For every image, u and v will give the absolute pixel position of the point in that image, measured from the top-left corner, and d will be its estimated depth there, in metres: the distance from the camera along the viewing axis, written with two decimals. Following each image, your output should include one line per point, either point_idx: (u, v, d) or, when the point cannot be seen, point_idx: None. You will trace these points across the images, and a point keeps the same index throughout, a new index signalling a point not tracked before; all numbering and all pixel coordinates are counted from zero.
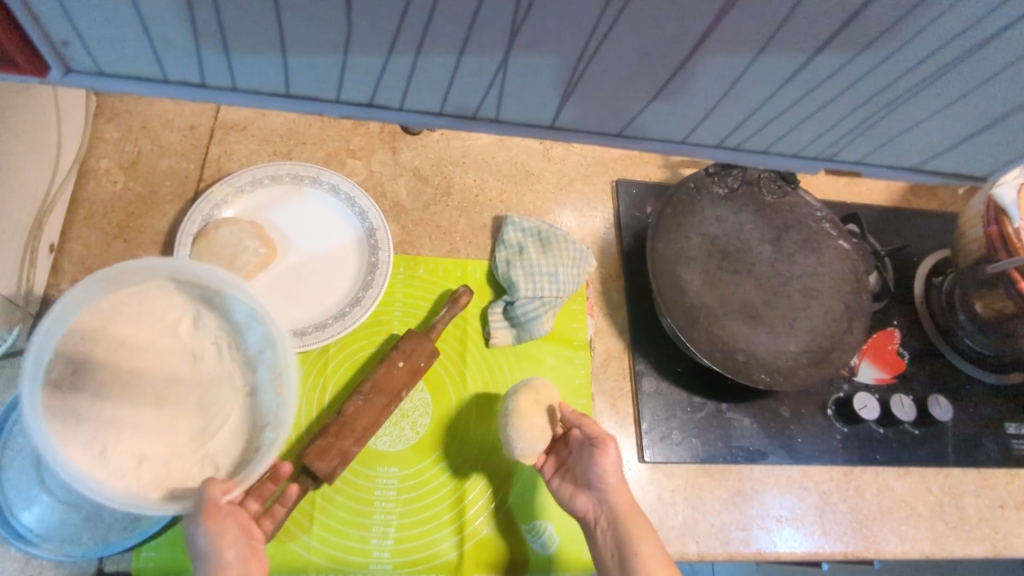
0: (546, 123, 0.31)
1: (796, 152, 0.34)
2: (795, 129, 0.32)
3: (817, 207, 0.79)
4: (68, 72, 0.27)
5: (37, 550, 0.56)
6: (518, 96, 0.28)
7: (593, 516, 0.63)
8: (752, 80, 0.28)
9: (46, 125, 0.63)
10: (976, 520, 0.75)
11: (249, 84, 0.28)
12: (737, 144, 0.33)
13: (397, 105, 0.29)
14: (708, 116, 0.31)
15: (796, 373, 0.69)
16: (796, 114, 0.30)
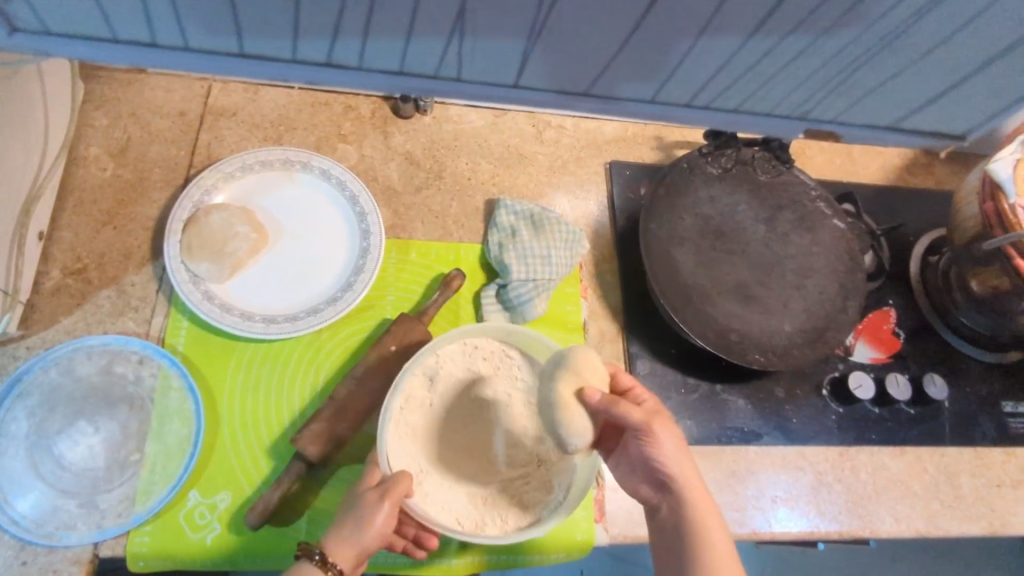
0: (508, 81, 0.37)
1: (774, 112, 0.42)
2: (771, 87, 0.39)
3: (811, 187, 0.78)
4: (14, 30, 0.33)
5: (30, 538, 0.56)
6: (468, 54, 0.34)
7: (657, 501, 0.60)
8: (706, 52, 0.36)
9: (32, 111, 0.62)
10: (972, 498, 0.75)
11: (203, 44, 0.34)
12: (713, 104, 0.41)
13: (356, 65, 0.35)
14: (676, 78, 0.38)
15: (790, 352, 0.69)
16: (767, 71, 0.38)
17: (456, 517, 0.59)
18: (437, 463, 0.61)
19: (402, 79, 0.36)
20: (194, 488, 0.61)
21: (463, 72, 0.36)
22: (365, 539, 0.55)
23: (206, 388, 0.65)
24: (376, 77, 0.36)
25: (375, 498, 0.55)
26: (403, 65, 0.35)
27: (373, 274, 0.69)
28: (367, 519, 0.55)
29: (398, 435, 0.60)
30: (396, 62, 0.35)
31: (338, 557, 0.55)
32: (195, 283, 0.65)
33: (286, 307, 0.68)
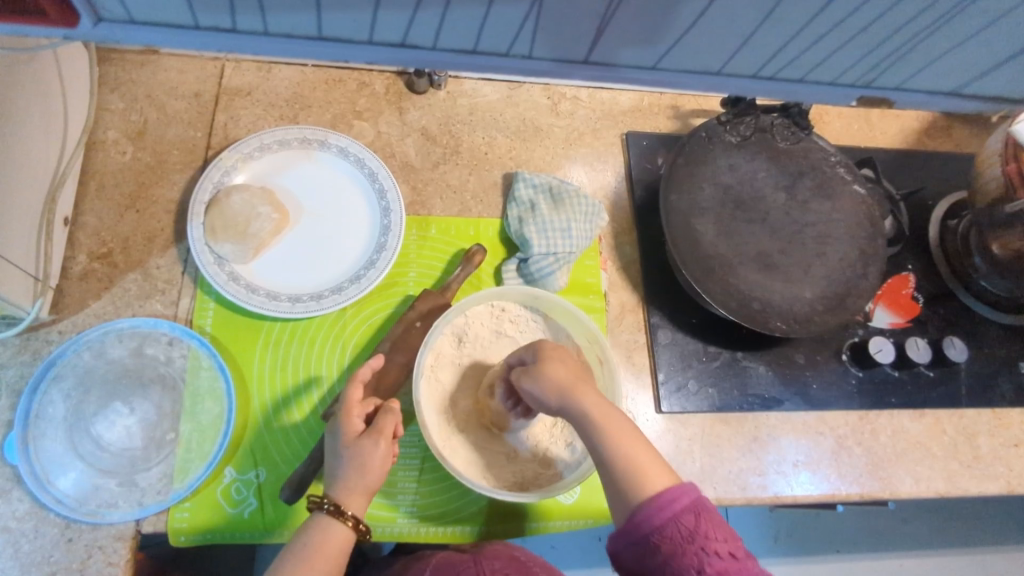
0: (580, 59, 0.34)
1: (835, 80, 0.38)
2: (839, 52, 0.35)
3: (831, 152, 0.78)
4: (99, 22, 0.31)
5: (75, 515, 0.58)
6: (552, 31, 0.32)
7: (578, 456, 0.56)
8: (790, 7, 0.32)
9: (51, 97, 0.62)
10: (991, 458, 0.76)
11: (281, 29, 0.31)
12: (773, 74, 0.37)
13: (429, 45, 0.32)
14: (746, 44, 0.35)
15: (811, 319, 0.69)
16: (840, 36, 0.34)
17: (478, 473, 0.62)
18: (462, 423, 0.64)
19: (475, 58, 0.33)
20: (228, 465, 0.62)
21: (534, 50, 0.33)
22: (367, 480, 0.57)
23: (235, 367, 0.66)
24: (442, 56, 0.33)
25: (369, 443, 0.57)
26: (478, 43, 0.33)
27: (394, 251, 0.69)
28: (366, 463, 0.56)
29: (429, 389, 0.64)
30: (471, 40, 0.32)
31: (352, 506, 0.56)
32: (219, 264, 0.65)
33: (310, 286, 0.68)
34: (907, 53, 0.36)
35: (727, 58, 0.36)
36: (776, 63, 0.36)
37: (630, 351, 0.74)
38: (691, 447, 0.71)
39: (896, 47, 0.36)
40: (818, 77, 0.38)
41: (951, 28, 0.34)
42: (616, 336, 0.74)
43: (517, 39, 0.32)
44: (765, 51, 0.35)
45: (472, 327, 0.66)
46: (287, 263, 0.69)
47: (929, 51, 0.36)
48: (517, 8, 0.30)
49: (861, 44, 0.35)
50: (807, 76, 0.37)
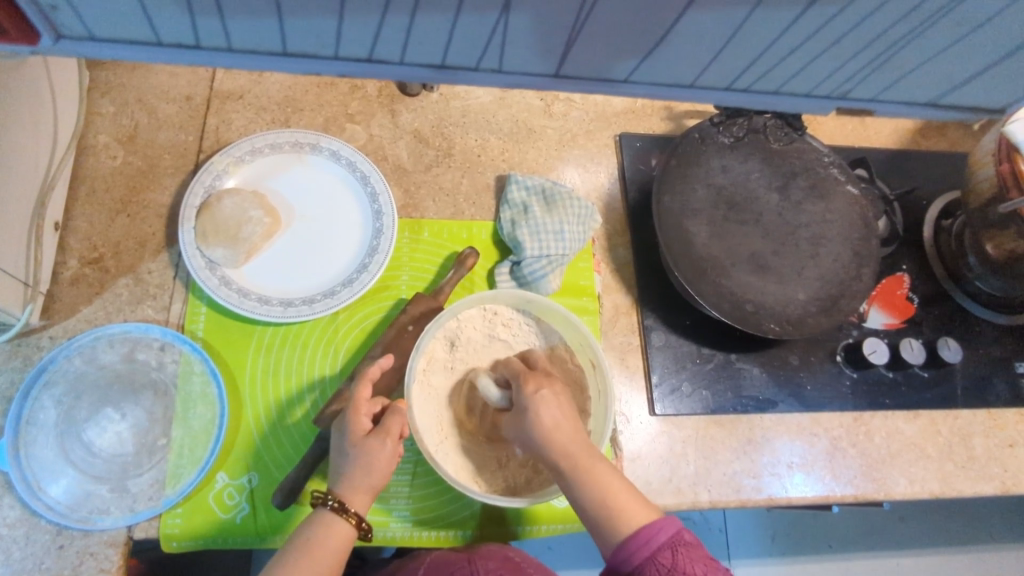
0: (550, 72, 0.33)
1: (809, 92, 0.37)
2: (809, 66, 0.34)
3: (823, 153, 0.77)
4: (59, 38, 0.29)
5: (66, 522, 0.58)
6: (518, 44, 0.30)
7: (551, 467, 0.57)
8: (752, 29, 0.31)
9: (40, 102, 0.62)
10: (985, 459, 0.75)
11: (247, 45, 0.30)
12: (746, 87, 0.36)
13: (397, 60, 0.31)
14: (716, 59, 0.33)
15: (805, 321, 0.69)
16: (812, 49, 0.33)
17: (472, 477, 0.62)
18: (456, 427, 0.64)
19: (445, 73, 0.32)
20: (221, 470, 0.62)
21: (506, 63, 0.32)
22: (372, 480, 0.57)
23: (228, 372, 0.66)
24: (416, 69, 0.32)
25: (377, 443, 0.57)
26: (445, 58, 0.32)
27: (386, 255, 0.69)
28: (374, 463, 0.57)
29: (423, 393, 0.63)
30: (438, 55, 0.31)
31: (355, 503, 0.57)
32: (211, 269, 0.65)
33: (303, 290, 0.68)
34: (881, 65, 0.34)
35: (700, 73, 0.34)
36: (752, 73, 0.35)
37: (624, 353, 0.74)
38: (685, 449, 0.71)
39: (873, 57, 0.34)
40: (793, 89, 0.37)
41: (927, 40, 0.32)
42: (610, 339, 0.74)
43: (487, 52, 0.31)
44: (739, 63, 0.34)
45: (464, 331, 0.66)
46: (279, 269, 0.68)
47: (909, 59, 0.34)
48: (487, 15, 0.28)
49: (837, 54, 0.33)
50: (783, 87, 0.36)
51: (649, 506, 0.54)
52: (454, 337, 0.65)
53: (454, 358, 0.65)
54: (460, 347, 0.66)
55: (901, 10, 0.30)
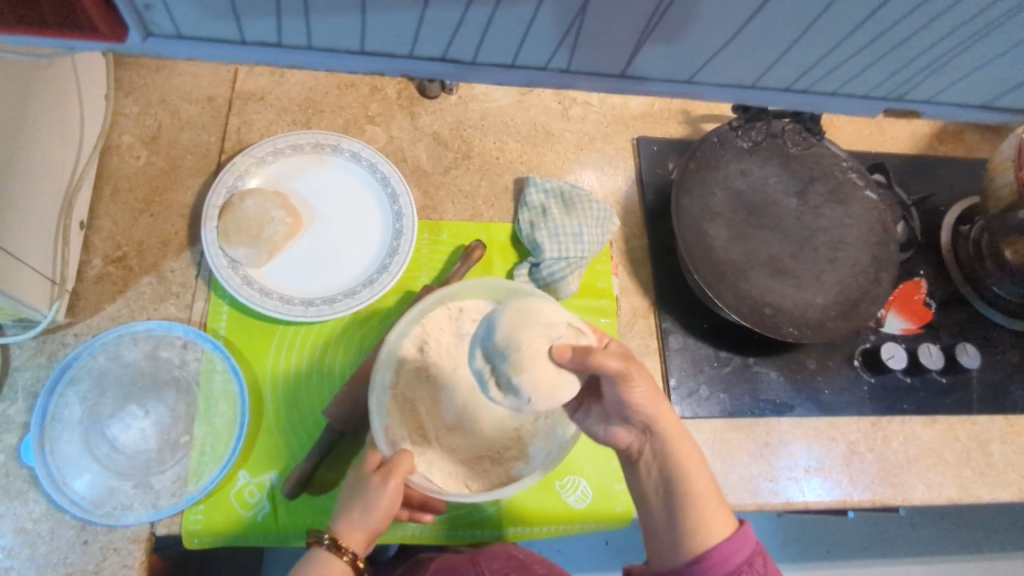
0: (617, 72, 0.35)
1: (866, 94, 0.39)
2: (858, 77, 0.37)
3: (843, 157, 0.78)
4: (147, 36, 0.30)
5: (90, 518, 0.58)
6: (592, 45, 0.33)
7: (639, 448, 0.59)
8: (828, 21, 0.32)
9: (68, 102, 0.63)
10: (1003, 466, 0.75)
11: (324, 43, 0.31)
12: (804, 88, 0.38)
13: (470, 59, 0.33)
14: (775, 64, 0.35)
15: (824, 325, 0.69)
16: (870, 56, 0.35)
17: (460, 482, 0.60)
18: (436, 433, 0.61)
19: (513, 71, 0.34)
20: (242, 467, 0.63)
21: (571, 63, 0.34)
22: (372, 524, 0.55)
23: (250, 371, 0.66)
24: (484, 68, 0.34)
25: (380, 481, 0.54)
26: (517, 57, 0.33)
27: (406, 255, 0.70)
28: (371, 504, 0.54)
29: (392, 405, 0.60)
30: (510, 55, 0.33)
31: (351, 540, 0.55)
32: (234, 268, 0.66)
33: (324, 290, 0.68)
34: (940, 67, 0.36)
35: (763, 72, 0.36)
36: (806, 79, 0.37)
37: (641, 356, 0.74)
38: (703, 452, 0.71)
39: (926, 63, 0.36)
40: (849, 91, 0.38)
41: (987, 43, 0.34)
42: (627, 341, 0.74)
43: (557, 52, 0.33)
44: (795, 67, 0.36)
45: (433, 333, 0.63)
46: (298, 270, 0.69)
47: (963, 65, 0.36)
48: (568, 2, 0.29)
49: (891, 62, 0.35)
50: (840, 89, 0.38)
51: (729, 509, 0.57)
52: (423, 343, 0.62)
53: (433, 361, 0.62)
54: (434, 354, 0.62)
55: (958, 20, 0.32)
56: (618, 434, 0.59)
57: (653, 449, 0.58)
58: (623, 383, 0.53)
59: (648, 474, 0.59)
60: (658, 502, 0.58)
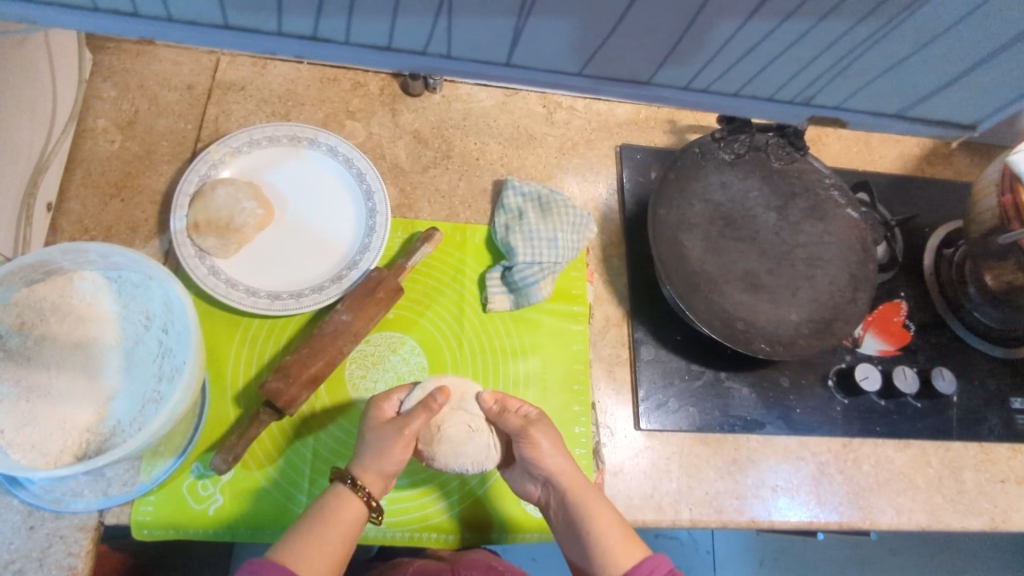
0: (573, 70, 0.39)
1: (773, 94, 0.44)
2: (759, 64, 0.40)
3: (825, 174, 0.77)
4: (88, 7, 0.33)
5: (37, 503, 0.57)
6: (527, 45, 0.36)
7: (547, 501, 0.62)
8: (751, 41, 0.38)
9: (39, 81, 0.62)
10: (975, 493, 0.74)
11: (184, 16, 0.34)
12: (704, 84, 0.41)
13: (419, 49, 0.36)
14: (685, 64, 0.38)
15: (796, 342, 0.68)
16: (767, 56, 0.39)
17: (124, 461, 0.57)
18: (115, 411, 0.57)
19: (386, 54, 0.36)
20: (195, 460, 0.61)
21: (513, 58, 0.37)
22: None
23: (212, 361, 0.65)
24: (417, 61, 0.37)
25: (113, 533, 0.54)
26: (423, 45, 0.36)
27: (377, 253, 0.69)
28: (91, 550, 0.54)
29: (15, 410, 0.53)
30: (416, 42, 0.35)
31: (367, 481, 0.57)
32: (201, 258, 0.65)
33: (291, 285, 0.67)
34: (845, 67, 0.42)
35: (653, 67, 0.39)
36: (715, 69, 0.40)
37: (611, 366, 0.73)
38: (669, 466, 0.69)
39: (833, 62, 0.42)
40: (754, 93, 0.43)
41: (883, 41, 0.41)
42: (598, 350, 0.73)
43: (495, 46, 0.36)
44: (697, 63, 0.39)
45: (82, 306, 0.59)
46: (266, 264, 0.68)
47: (860, 68, 0.43)
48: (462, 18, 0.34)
49: (785, 63, 0.40)
50: (741, 90, 0.43)
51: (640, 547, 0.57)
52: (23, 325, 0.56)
53: (94, 346, 0.58)
54: (50, 336, 0.57)
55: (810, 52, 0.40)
56: (529, 488, 0.63)
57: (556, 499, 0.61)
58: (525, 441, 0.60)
59: (559, 523, 0.61)
60: (576, 552, 0.59)
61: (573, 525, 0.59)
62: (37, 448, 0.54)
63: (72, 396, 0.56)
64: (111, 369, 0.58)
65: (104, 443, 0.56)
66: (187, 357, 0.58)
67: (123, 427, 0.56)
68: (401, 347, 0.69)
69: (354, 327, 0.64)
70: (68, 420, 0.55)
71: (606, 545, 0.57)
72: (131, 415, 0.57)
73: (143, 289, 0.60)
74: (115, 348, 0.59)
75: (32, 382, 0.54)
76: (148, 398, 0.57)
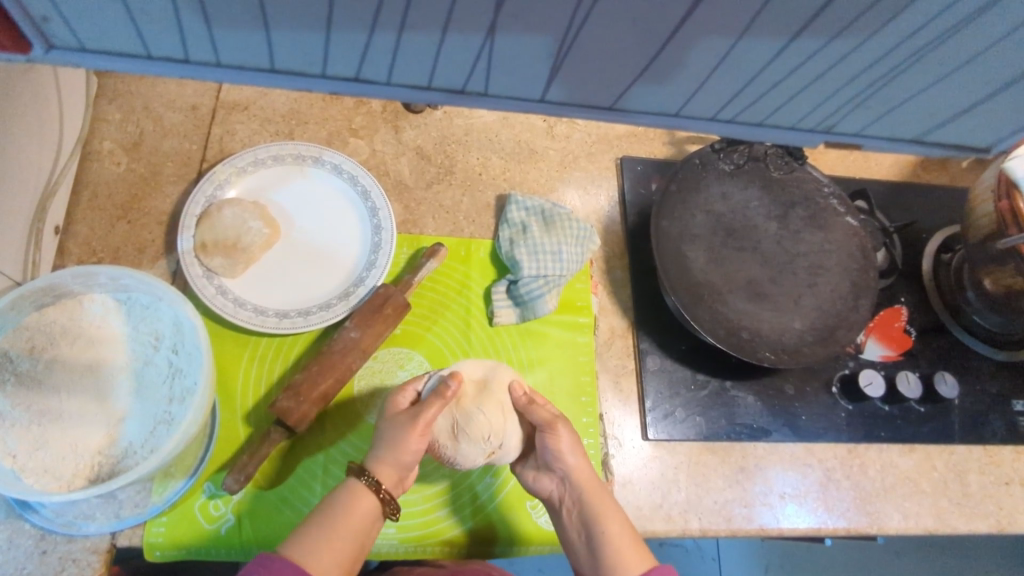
0: (606, 103, 0.28)
1: (794, 124, 0.31)
2: (794, 98, 0.29)
3: (824, 183, 0.78)
4: (50, 48, 0.24)
5: (50, 526, 0.57)
6: (507, 70, 0.25)
7: (560, 498, 0.62)
8: (785, 64, 0.26)
9: (47, 107, 0.63)
10: (980, 496, 0.75)
11: (235, 60, 0.25)
12: (732, 117, 0.30)
13: (384, 80, 0.26)
14: (702, 88, 0.27)
15: (800, 350, 0.69)
16: (794, 84, 0.27)
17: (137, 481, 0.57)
18: (126, 435, 0.57)
19: (429, 95, 0.27)
20: (208, 479, 0.61)
21: (549, 92, 0.27)
22: None
23: (223, 382, 0.65)
24: (398, 92, 0.27)
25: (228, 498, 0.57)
26: (432, 78, 0.26)
27: (384, 269, 0.69)
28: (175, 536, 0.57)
29: (29, 435, 0.54)
30: (425, 76, 0.26)
31: (382, 476, 0.56)
32: (209, 278, 0.65)
33: (298, 302, 0.68)
34: (867, 100, 0.29)
35: (684, 101, 0.28)
36: (737, 105, 0.29)
37: (618, 376, 0.73)
38: (677, 476, 0.70)
39: (857, 92, 0.28)
40: (779, 122, 0.31)
41: (910, 81, 0.27)
42: (604, 361, 0.74)
43: (474, 74, 0.26)
44: (722, 94, 0.28)
45: (93, 330, 0.59)
46: (274, 282, 0.68)
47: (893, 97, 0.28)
48: (469, 40, 0.23)
49: (819, 92, 0.28)
50: (768, 119, 0.30)
51: (647, 554, 0.59)
52: (35, 351, 0.56)
53: (104, 369, 0.58)
54: (61, 364, 0.57)
55: (844, 77, 0.27)
56: (543, 483, 0.63)
57: (571, 498, 0.61)
58: (549, 434, 0.61)
59: (568, 519, 0.62)
60: (582, 548, 0.60)
61: (587, 526, 0.60)
62: (50, 471, 0.54)
63: (85, 419, 0.56)
64: (123, 391, 0.58)
65: (116, 465, 0.56)
66: (198, 378, 0.58)
67: (134, 449, 0.56)
68: (410, 362, 0.69)
69: (363, 344, 0.64)
70: (81, 443, 0.55)
71: (618, 548, 0.58)
72: (142, 438, 0.57)
73: (153, 310, 0.61)
74: (126, 370, 0.59)
75: (44, 406, 0.55)
76: (160, 419, 0.57)
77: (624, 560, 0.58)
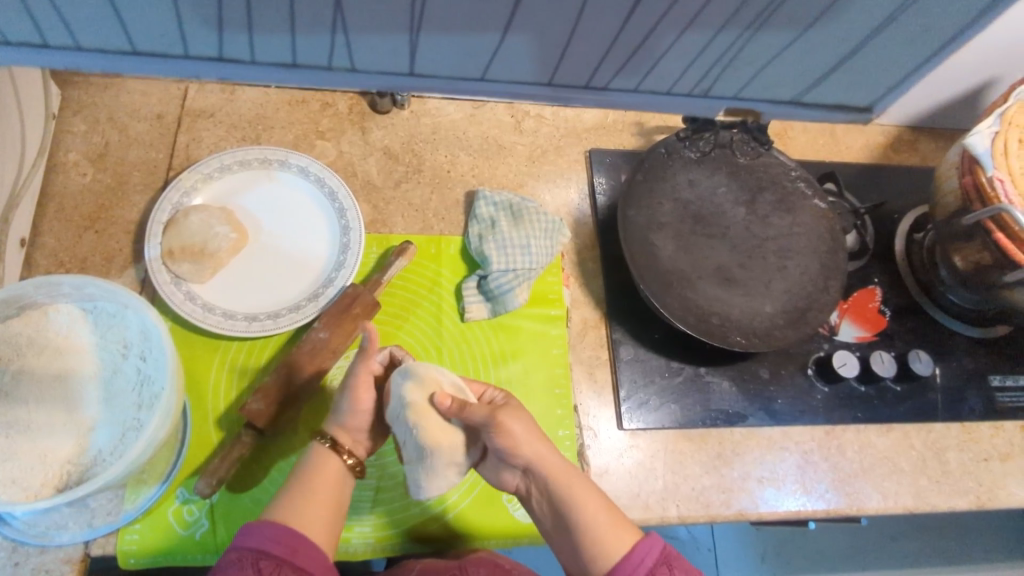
0: (474, 74, 0.26)
1: (671, 89, 0.29)
2: (659, 63, 0.27)
3: (791, 166, 0.78)
4: None
5: (22, 538, 0.57)
6: (366, 48, 0.24)
7: (528, 487, 0.62)
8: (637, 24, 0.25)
9: (7, 120, 0.63)
10: (959, 473, 0.75)
11: (92, 41, 0.25)
12: (604, 85, 0.28)
13: (247, 59, 0.25)
14: (563, 54, 0.26)
15: (771, 334, 0.69)
16: (656, 47, 0.26)
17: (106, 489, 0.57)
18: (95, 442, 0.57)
19: (294, 75, 0.26)
20: (181, 484, 0.61)
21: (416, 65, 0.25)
22: None
23: (194, 387, 0.65)
24: (268, 72, 0.26)
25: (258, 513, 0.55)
26: (295, 56, 0.25)
27: (353, 268, 0.69)
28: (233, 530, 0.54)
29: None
30: (286, 52, 0.25)
31: None
32: (177, 284, 0.65)
33: (268, 305, 0.68)
34: (730, 63, 0.28)
35: (552, 65, 0.26)
36: (612, 64, 0.27)
37: (591, 367, 0.73)
38: (654, 464, 0.70)
39: (715, 57, 0.27)
40: (655, 87, 0.28)
41: (767, 37, 0.27)
42: (578, 353, 0.74)
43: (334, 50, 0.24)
44: (589, 56, 0.27)
45: (60, 339, 0.59)
46: (243, 287, 0.68)
47: (755, 57, 0.28)
48: (317, 35, 0.24)
49: (684, 53, 0.27)
50: (642, 84, 0.28)
51: (630, 529, 0.59)
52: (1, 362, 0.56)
53: (72, 377, 0.58)
54: (27, 375, 0.57)
55: (698, 42, 0.26)
56: (508, 477, 0.62)
57: (539, 485, 0.61)
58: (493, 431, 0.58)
59: (542, 508, 0.61)
60: (559, 534, 0.61)
61: (559, 512, 0.60)
62: (18, 481, 0.54)
63: (52, 429, 0.56)
64: (91, 400, 0.58)
65: (85, 473, 0.56)
66: (165, 383, 0.58)
67: (103, 457, 0.56)
68: None
69: (331, 344, 0.64)
70: (49, 453, 0.55)
71: (596, 533, 0.58)
72: (110, 445, 0.57)
73: (120, 318, 0.61)
74: (94, 378, 0.59)
75: (11, 417, 0.55)
76: (128, 426, 0.57)
77: (610, 543, 0.58)
